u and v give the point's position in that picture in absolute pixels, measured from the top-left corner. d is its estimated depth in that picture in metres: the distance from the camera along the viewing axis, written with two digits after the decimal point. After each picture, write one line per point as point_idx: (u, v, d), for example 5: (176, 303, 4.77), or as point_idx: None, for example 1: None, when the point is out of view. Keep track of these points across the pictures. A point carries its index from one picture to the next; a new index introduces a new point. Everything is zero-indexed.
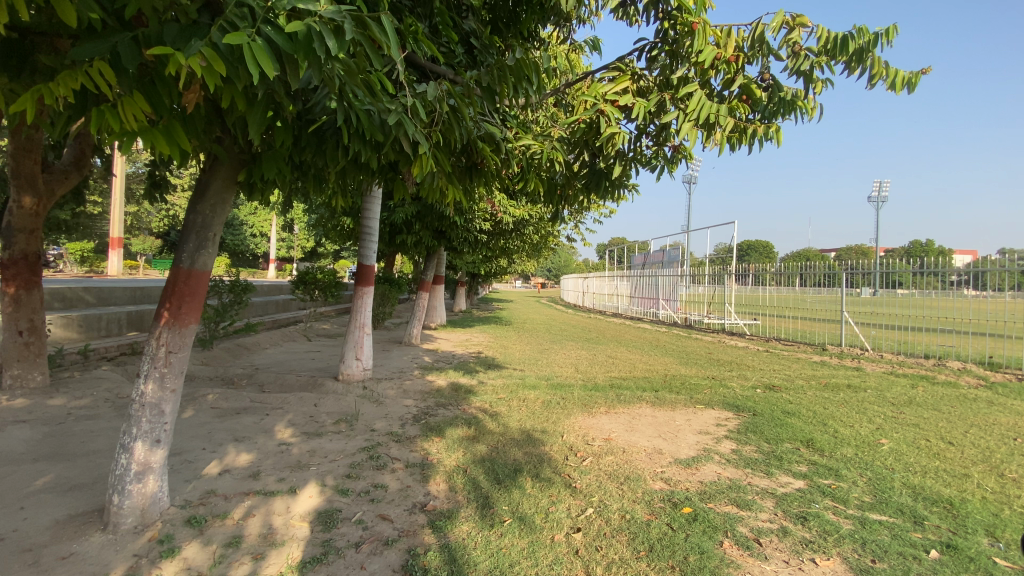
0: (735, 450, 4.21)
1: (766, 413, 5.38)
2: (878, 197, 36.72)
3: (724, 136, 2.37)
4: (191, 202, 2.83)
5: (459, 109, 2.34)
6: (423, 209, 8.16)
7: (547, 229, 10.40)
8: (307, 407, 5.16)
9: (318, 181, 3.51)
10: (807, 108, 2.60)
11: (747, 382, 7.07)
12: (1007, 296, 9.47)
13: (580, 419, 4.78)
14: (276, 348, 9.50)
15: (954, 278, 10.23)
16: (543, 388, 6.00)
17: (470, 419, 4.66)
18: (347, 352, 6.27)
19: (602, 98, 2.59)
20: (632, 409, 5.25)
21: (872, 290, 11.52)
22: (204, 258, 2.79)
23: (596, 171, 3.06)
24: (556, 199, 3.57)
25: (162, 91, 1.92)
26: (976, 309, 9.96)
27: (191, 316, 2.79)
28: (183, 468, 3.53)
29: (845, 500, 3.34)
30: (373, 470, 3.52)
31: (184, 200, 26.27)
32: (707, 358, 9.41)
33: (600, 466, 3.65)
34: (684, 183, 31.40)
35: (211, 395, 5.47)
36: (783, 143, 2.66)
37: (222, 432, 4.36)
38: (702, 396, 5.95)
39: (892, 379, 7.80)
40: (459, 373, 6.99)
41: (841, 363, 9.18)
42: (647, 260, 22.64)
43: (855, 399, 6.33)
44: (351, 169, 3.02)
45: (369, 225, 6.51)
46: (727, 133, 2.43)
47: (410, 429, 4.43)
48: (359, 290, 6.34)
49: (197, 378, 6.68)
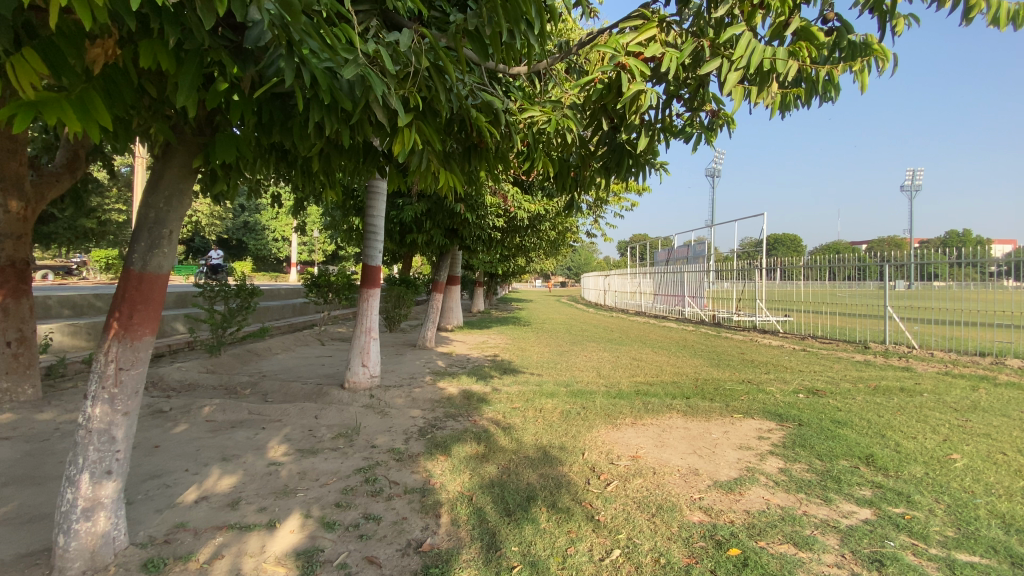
0: (783, 471, 3.65)
1: (813, 423, 4.78)
2: (912, 186, 34.82)
3: (785, 85, 1.83)
4: (144, 195, 2.43)
5: (443, 66, 1.89)
6: (433, 206, 7.76)
7: (564, 224, 9.87)
8: (307, 419, 4.77)
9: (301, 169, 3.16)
10: (887, 57, 2.05)
11: (788, 386, 6.43)
12: None
13: (603, 433, 4.27)
14: (288, 353, 9.20)
15: (993, 269, 9.67)
16: (563, 396, 5.50)
17: (479, 434, 4.19)
18: (353, 359, 5.89)
19: (623, 50, 2.10)
20: (661, 419, 4.71)
21: (906, 282, 11.10)
22: (159, 259, 2.40)
23: (616, 147, 2.60)
24: (570, 186, 3.07)
25: (65, 51, 1.59)
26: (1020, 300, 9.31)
27: (145, 327, 2.41)
28: (157, 495, 3.18)
29: (925, 536, 2.77)
30: (367, 497, 3.08)
31: (205, 205, 26.51)
32: (740, 360, 8.76)
33: (627, 492, 3.16)
34: (707, 177, 30.54)
35: (208, 407, 5.15)
36: (865, 92, 2.13)
37: (211, 449, 4.00)
38: (739, 404, 5.37)
39: (950, 381, 7.04)
40: (473, 380, 6.54)
41: (887, 363, 8.46)
42: (670, 256, 21.84)
43: (911, 405, 5.66)
44: (331, 151, 2.64)
45: (374, 223, 6.08)
46: (788, 81, 1.89)
47: (414, 445, 4.00)
48: (364, 292, 5.94)
49: (200, 388, 6.39)
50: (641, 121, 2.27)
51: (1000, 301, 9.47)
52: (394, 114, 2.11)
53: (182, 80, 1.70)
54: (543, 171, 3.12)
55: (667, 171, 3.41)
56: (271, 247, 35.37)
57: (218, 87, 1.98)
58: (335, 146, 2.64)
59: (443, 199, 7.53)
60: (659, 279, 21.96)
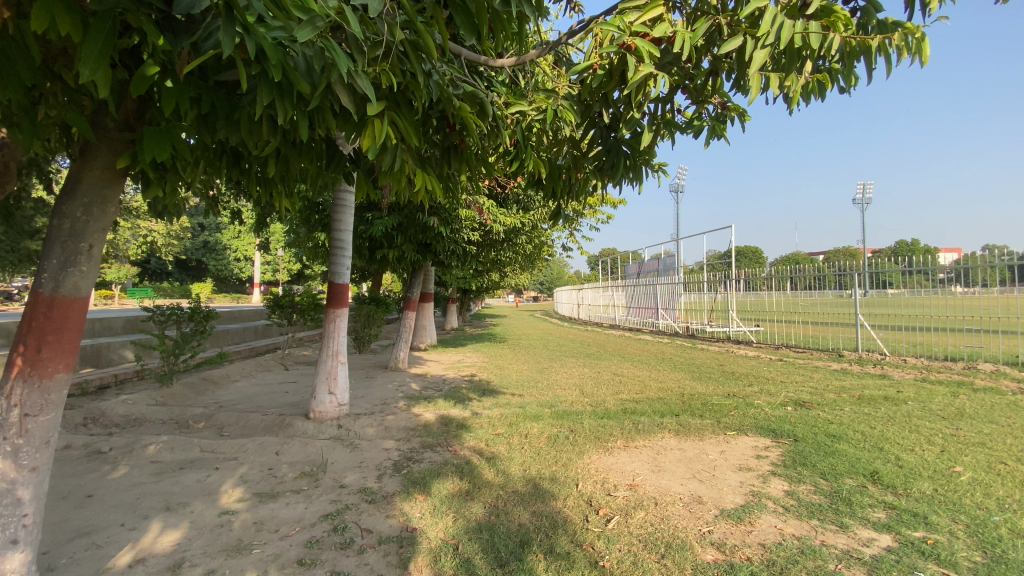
0: (790, 494, 3.40)
1: (809, 439, 4.58)
2: (864, 199, 36.32)
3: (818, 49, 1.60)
4: (58, 202, 2.02)
5: (423, 42, 1.61)
6: (404, 220, 7.41)
7: (540, 237, 9.64)
8: (267, 456, 4.29)
9: (256, 178, 2.84)
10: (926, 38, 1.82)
11: (775, 399, 6.25)
12: (996, 291, 9.21)
13: (596, 459, 3.95)
14: (248, 380, 8.57)
15: (941, 276, 9.97)
16: (547, 418, 5.16)
17: (461, 466, 3.81)
18: (319, 386, 5.43)
19: (628, 30, 1.87)
20: (653, 441, 4.43)
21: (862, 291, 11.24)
22: (75, 278, 1.97)
23: (613, 144, 2.38)
24: (558, 191, 2.82)
25: None
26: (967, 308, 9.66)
27: (58, 362, 1.97)
28: (84, 559, 2.68)
29: (954, 563, 2.55)
30: (335, 550, 2.66)
31: (161, 224, 25.22)
32: (721, 372, 8.60)
33: (630, 529, 2.85)
34: (672, 192, 31.13)
35: (154, 445, 4.59)
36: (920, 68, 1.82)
37: (154, 497, 3.49)
38: (731, 420, 5.13)
39: (931, 387, 7.01)
40: (451, 403, 6.13)
41: (864, 371, 8.47)
42: (641, 269, 21.89)
43: (899, 414, 5.56)
44: (288, 150, 2.33)
45: (341, 237, 5.67)
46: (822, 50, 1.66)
47: (388, 484, 3.59)
48: (331, 312, 5.50)
49: (147, 423, 5.78)
50: (642, 112, 2.04)
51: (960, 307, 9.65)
52: (364, 101, 1.81)
53: (87, 50, 1.37)
54: (529, 175, 2.88)
55: (663, 172, 3.22)
56: (233, 267, 33.95)
57: (145, 70, 1.66)
58: (294, 145, 2.34)
59: (416, 212, 7.19)
60: (631, 292, 21.95)
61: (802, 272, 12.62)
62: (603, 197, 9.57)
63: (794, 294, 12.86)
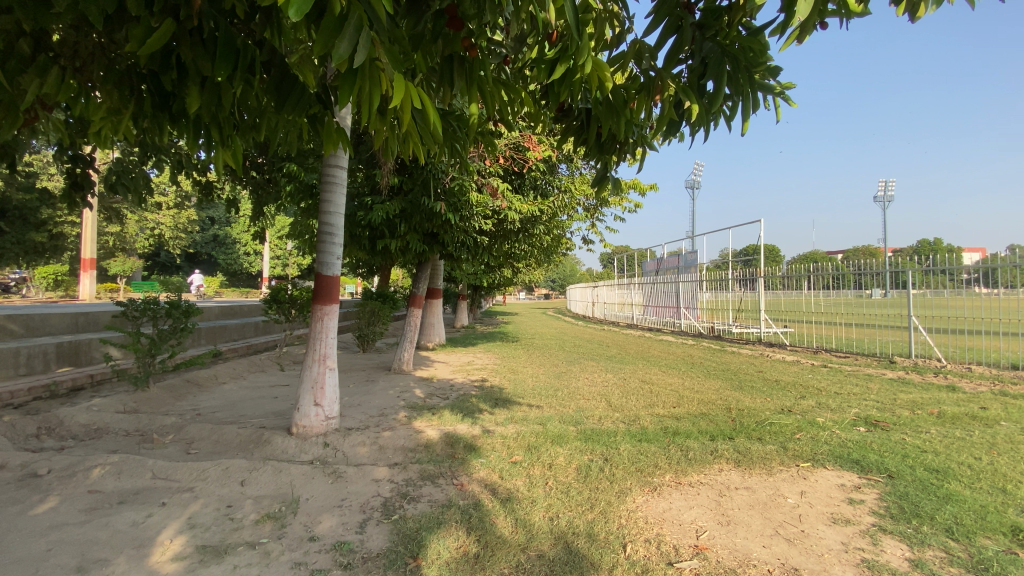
0: (918, 565, 2.47)
1: (908, 475, 3.62)
2: (885, 197, 35.01)
3: None
4: None
5: None
6: (409, 206, 6.58)
7: (559, 228, 8.73)
8: (229, 488, 3.44)
9: (190, 126, 2.18)
10: None
11: (840, 417, 5.27)
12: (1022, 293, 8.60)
13: (642, 504, 3.05)
14: (238, 383, 7.78)
15: (965, 277, 9.21)
16: (573, 441, 4.25)
17: (469, 511, 2.95)
18: (303, 397, 4.58)
19: None
20: (710, 475, 3.52)
21: (884, 290, 10.60)
22: None
23: (712, 51, 1.93)
24: (622, 126, 2.20)
25: None
26: (1013, 308, 8.88)
27: None
28: None
29: None
30: None
31: (168, 216, 24.74)
32: (764, 380, 7.60)
33: None
34: (688, 189, 30.18)
35: (99, 468, 3.73)
36: None
37: (65, 550, 2.64)
38: (799, 446, 4.18)
39: (1019, 404, 5.94)
40: (458, 417, 5.24)
41: (928, 383, 7.41)
42: (659, 267, 20.75)
43: (998, 439, 4.58)
44: (200, 60, 1.65)
45: (332, 221, 4.78)
46: None
47: (373, 537, 2.73)
48: (318, 310, 4.64)
49: (109, 435, 4.97)
50: None
51: (1004, 309, 8.85)
52: None
53: None
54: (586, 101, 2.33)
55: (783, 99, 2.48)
56: (242, 260, 33.47)
57: None
58: (207, 50, 1.64)
59: (422, 195, 6.37)
60: (650, 291, 20.85)
61: (821, 270, 11.84)
62: (629, 183, 8.62)
63: (815, 295, 12.00)
